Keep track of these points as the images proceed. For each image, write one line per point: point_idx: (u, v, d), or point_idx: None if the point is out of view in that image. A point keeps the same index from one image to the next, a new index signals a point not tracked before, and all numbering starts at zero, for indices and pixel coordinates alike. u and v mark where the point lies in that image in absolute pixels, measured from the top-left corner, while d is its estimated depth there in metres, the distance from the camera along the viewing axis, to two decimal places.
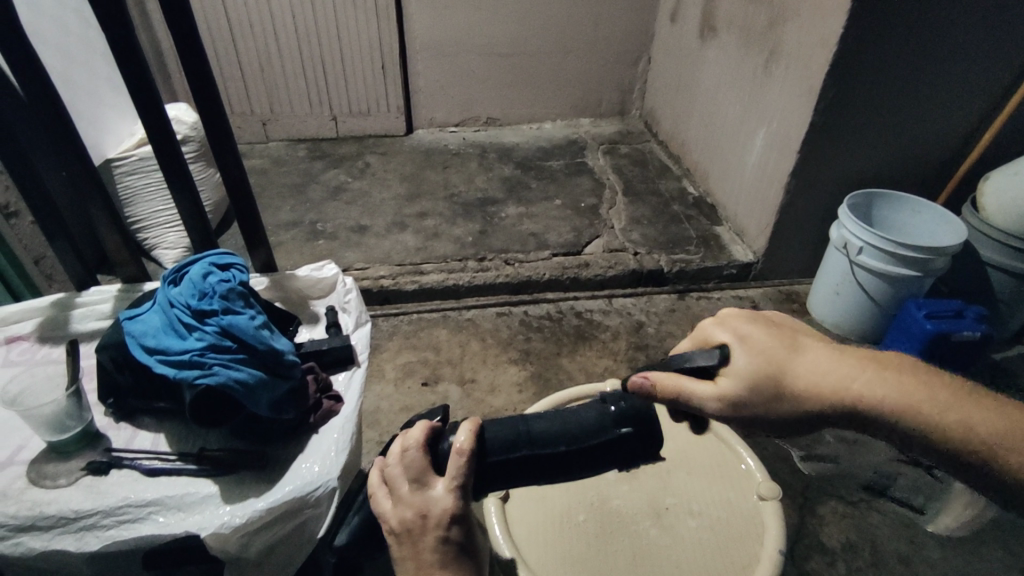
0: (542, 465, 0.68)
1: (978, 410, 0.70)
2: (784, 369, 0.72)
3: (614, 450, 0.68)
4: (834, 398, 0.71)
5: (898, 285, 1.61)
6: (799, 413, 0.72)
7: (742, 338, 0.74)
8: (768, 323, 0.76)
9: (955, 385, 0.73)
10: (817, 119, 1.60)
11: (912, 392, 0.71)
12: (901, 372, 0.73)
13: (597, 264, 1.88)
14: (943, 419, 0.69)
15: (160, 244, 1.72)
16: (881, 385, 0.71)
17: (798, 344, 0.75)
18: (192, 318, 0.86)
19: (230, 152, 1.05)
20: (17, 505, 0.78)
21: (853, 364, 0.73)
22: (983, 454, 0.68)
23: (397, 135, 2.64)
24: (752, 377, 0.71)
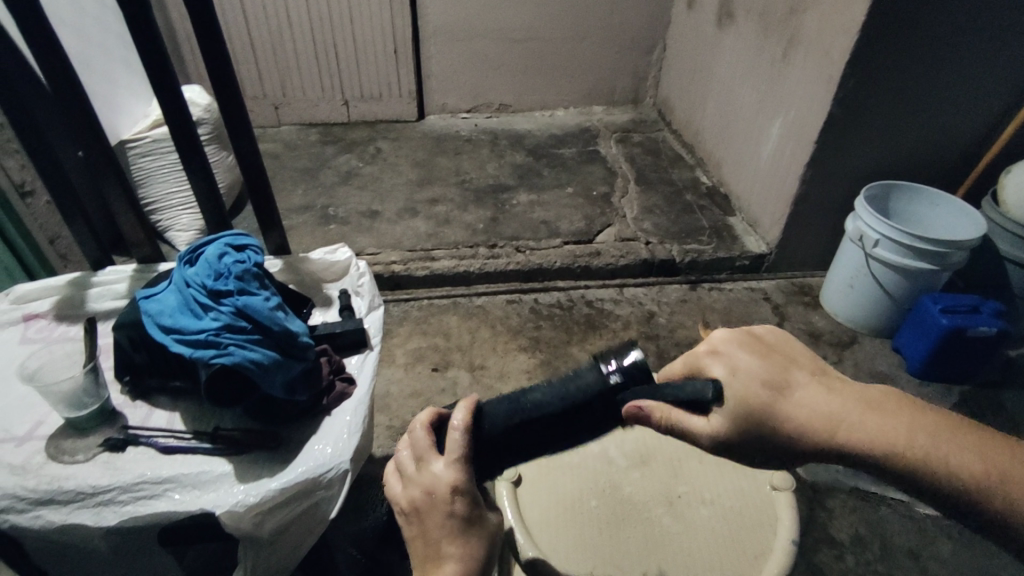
0: (548, 441, 0.66)
1: (972, 451, 0.66)
2: (775, 407, 0.67)
3: (612, 399, 0.64)
4: (822, 441, 0.67)
5: (914, 279, 1.59)
6: (785, 451, 0.69)
7: (734, 370, 0.69)
8: (759, 351, 0.71)
9: (948, 422, 0.69)
10: (836, 109, 1.58)
11: (905, 431, 0.66)
12: (894, 412, 0.69)
13: (609, 253, 1.87)
14: (936, 463, 0.65)
15: (173, 226, 1.73)
16: (881, 430, 0.67)
17: (795, 381, 0.70)
18: (207, 298, 0.87)
19: (245, 133, 1.05)
20: (37, 480, 0.79)
21: (845, 403, 0.68)
22: (981, 498, 0.64)
23: (409, 120, 2.63)
24: (742, 413, 0.66)
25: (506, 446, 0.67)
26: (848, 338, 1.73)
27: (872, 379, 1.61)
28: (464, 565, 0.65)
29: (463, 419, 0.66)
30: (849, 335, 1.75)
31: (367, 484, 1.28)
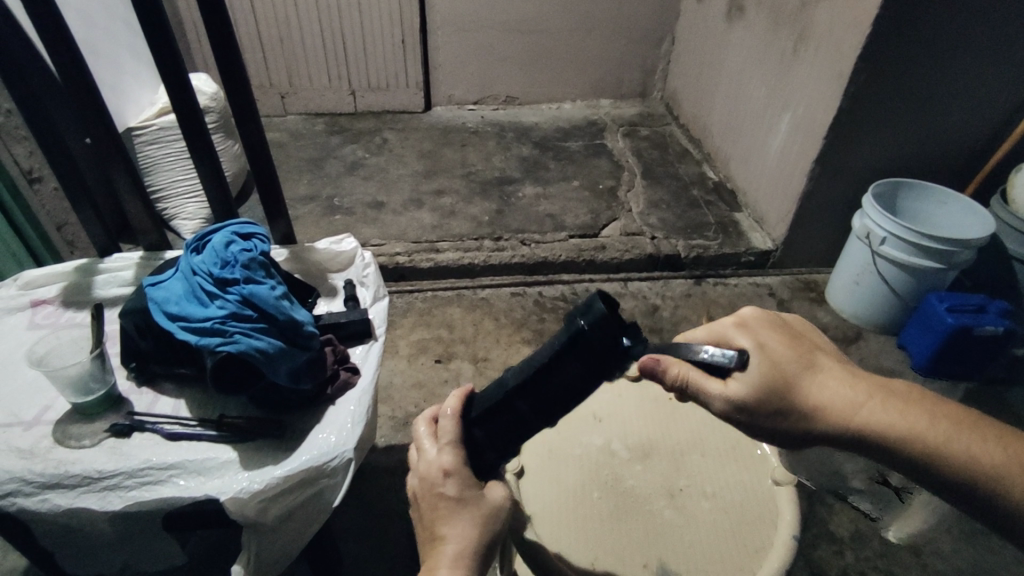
0: (556, 402, 0.63)
1: (990, 442, 0.67)
2: (796, 384, 0.70)
3: (588, 349, 0.59)
4: (841, 421, 0.69)
5: (921, 277, 1.58)
6: (803, 431, 0.71)
7: (760, 344, 0.71)
8: (787, 334, 0.74)
9: (966, 414, 0.70)
10: (846, 105, 1.57)
11: (923, 419, 0.68)
12: (913, 401, 0.70)
13: (615, 247, 1.86)
14: (954, 451, 0.67)
15: (179, 214, 1.73)
16: (901, 416, 0.69)
17: (820, 364, 0.72)
18: (213, 286, 0.87)
19: (252, 122, 1.05)
20: (44, 463, 0.80)
21: (866, 389, 0.70)
22: (996, 488, 0.66)
23: (416, 112, 2.62)
24: (762, 385, 0.68)
25: (506, 416, 0.66)
26: (853, 335, 1.73)
27: (876, 376, 1.61)
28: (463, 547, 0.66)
29: (452, 405, 0.69)
30: (854, 333, 1.75)
31: (370, 473, 1.29)
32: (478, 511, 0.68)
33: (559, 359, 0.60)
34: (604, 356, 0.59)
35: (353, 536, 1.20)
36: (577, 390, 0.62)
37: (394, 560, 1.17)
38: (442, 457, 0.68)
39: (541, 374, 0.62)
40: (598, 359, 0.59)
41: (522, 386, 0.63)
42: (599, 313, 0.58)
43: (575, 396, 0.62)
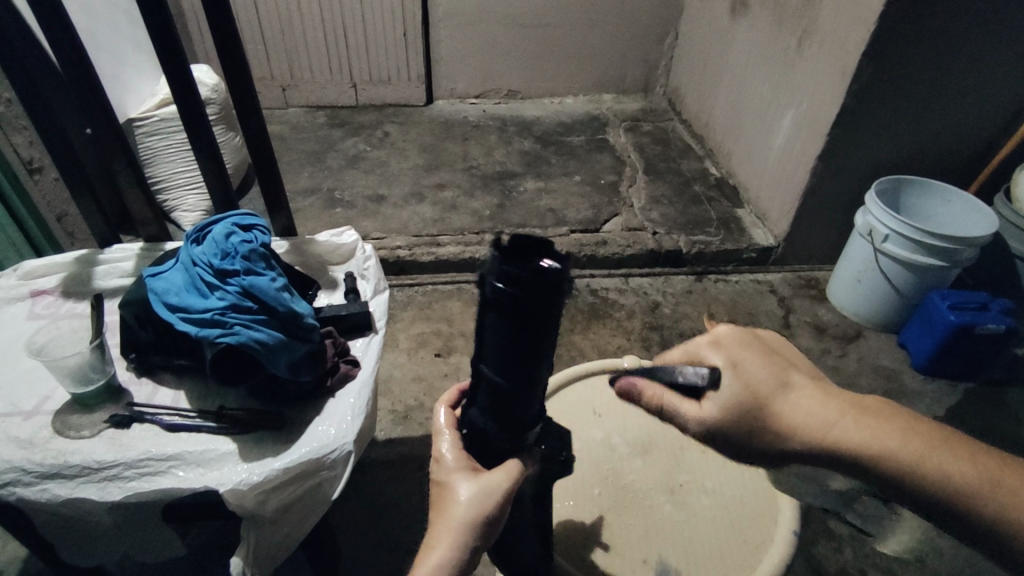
0: (528, 365, 0.56)
1: (971, 462, 0.64)
2: (771, 405, 0.67)
3: (510, 305, 0.51)
4: (818, 443, 0.66)
5: (921, 274, 1.57)
6: (774, 449, 0.69)
7: (732, 364, 0.69)
8: (761, 350, 0.71)
9: (944, 432, 0.67)
10: (850, 101, 1.56)
11: (904, 439, 0.65)
12: (891, 419, 0.67)
13: (616, 242, 1.86)
14: (931, 471, 0.63)
15: (179, 206, 1.72)
16: (874, 434, 0.65)
17: (792, 383, 0.69)
18: (213, 277, 0.87)
19: (254, 114, 1.05)
20: (43, 454, 0.80)
21: (843, 408, 0.67)
22: (977, 509, 0.63)
23: (417, 105, 2.61)
24: (735, 406, 0.67)
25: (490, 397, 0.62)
26: (854, 333, 1.73)
27: (876, 374, 1.61)
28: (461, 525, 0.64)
29: (442, 402, 0.75)
30: (854, 330, 1.74)
31: (369, 467, 1.29)
32: (471, 484, 0.65)
33: (500, 326, 0.54)
34: (535, 306, 0.51)
35: (351, 529, 1.20)
36: (539, 343, 0.55)
37: (393, 554, 1.17)
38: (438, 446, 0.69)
39: (496, 345, 0.56)
40: (534, 311, 0.51)
41: (492, 364, 0.58)
42: (504, 266, 0.50)
43: (543, 347, 0.55)
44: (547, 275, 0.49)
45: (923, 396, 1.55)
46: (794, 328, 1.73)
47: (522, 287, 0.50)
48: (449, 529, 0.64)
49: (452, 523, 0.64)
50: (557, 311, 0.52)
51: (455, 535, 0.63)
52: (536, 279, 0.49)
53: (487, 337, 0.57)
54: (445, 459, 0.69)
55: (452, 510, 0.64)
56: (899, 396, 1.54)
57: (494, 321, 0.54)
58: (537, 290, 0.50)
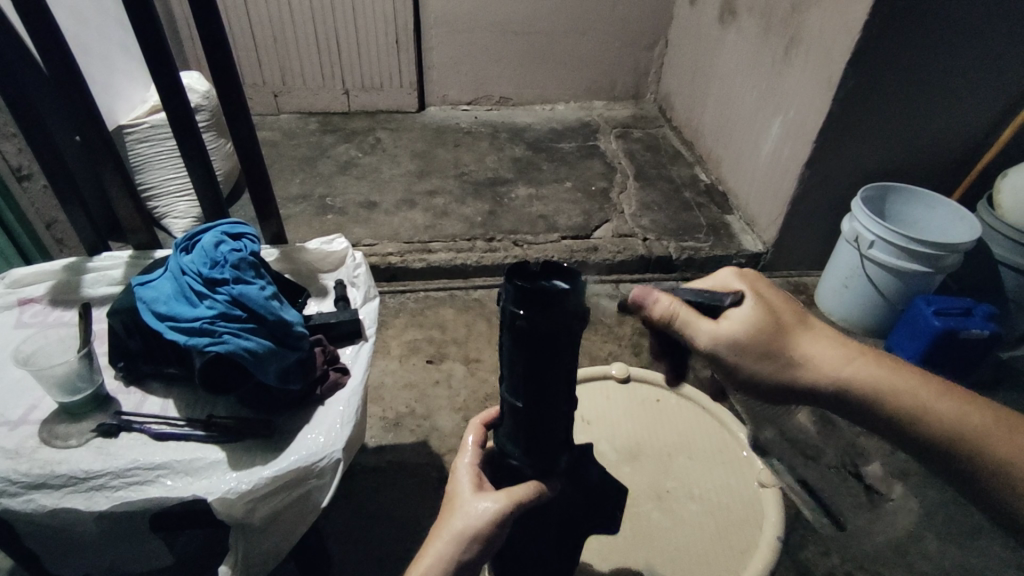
0: (554, 388, 0.56)
1: (969, 412, 0.68)
2: (783, 339, 0.72)
3: (530, 327, 0.51)
4: (822, 378, 0.72)
5: (908, 279, 1.59)
6: (786, 377, 0.73)
7: (754, 293, 0.73)
8: (784, 291, 0.76)
9: (951, 385, 0.71)
10: (835, 109, 1.58)
11: (905, 385, 0.70)
12: (897, 368, 0.72)
13: (607, 249, 1.87)
14: (933, 415, 0.68)
15: (169, 214, 1.72)
16: (884, 374, 0.71)
17: (812, 321, 0.75)
18: (202, 286, 0.87)
19: (243, 122, 1.05)
20: (30, 463, 0.79)
21: (851, 352, 0.73)
22: (960, 453, 0.67)
23: (409, 112, 2.62)
24: (750, 335, 0.71)
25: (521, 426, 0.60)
26: None
27: None
28: (457, 539, 0.64)
29: (477, 417, 0.76)
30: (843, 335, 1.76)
31: (361, 474, 1.30)
32: (467, 501, 0.65)
33: (520, 354, 0.53)
34: (554, 326, 0.51)
35: (341, 537, 1.19)
36: (561, 366, 0.55)
37: (384, 561, 1.17)
38: (456, 459, 0.71)
39: (521, 373, 0.55)
40: (553, 332, 0.51)
41: (518, 393, 0.57)
42: (516, 293, 0.50)
43: (565, 368, 0.55)
44: (560, 292, 0.50)
45: None
46: None
47: (537, 312, 0.50)
48: (445, 540, 0.64)
49: (446, 534, 0.64)
50: (572, 330, 0.52)
51: (451, 545, 0.64)
52: (551, 299, 0.49)
53: (509, 367, 0.56)
54: (460, 472, 0.70)
55: (449, 522, 0.65)
56: None
57: (513, 352, 0.54)
58: (553, 310, 0.50)
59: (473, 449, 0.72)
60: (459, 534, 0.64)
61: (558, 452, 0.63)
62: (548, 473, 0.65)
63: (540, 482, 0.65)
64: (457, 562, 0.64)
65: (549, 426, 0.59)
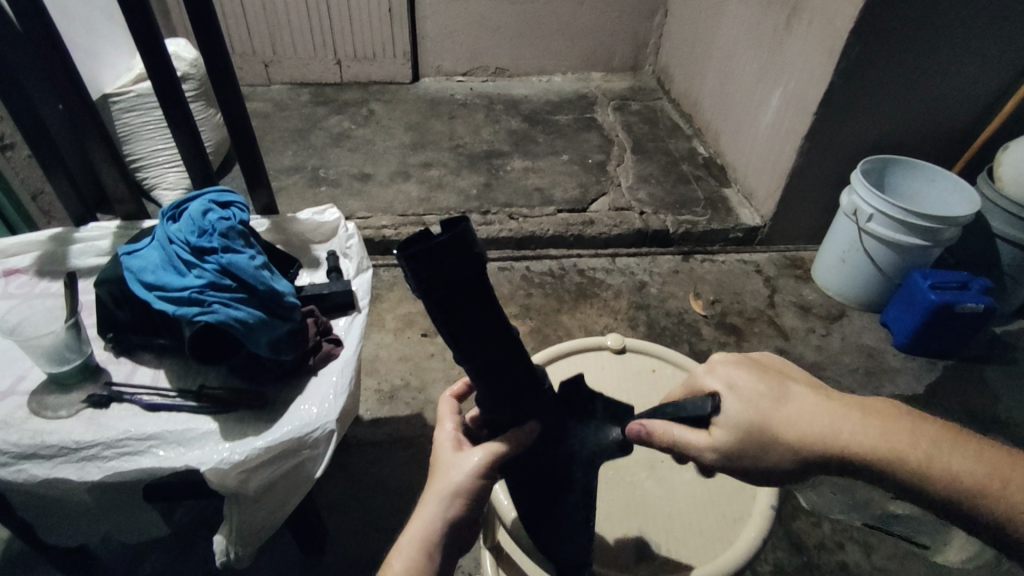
0: (493, 330, 0.56)
1: (974, 457, 0.61)
2: (773, 416, 0.63)
3: (439, 286, 0.50)
4: (826, 449, 0.62)
5: (904, 253, 1.59)
6: (788, 465, 0.63)
7: (727, 384, 0.66)
8: (757, 364, 0.68)
9: (947, 428, 0.64)
10: (836, 80, 1.55)
11: (909, 438, 0.62)
12: (891, 419, 0.64)
13: (603, 222, 1.85)
14: (937, 471, 0.61)
15: (159, 184, 1.70)
16: (883, 435, 0.62)
17: (794, 391, 0.66)
18: (191, 255, 0.86)
19: (232, 91, 1.02)
20: (19, 434, 0.78)
21: (846, 412, 0.63)
22: (982, 503, 0.60)
23: (403, 83, 2.57)
24: (742, 429, 0.63)
25: (489, 380, 0.61)
26: (837, 313, 1.75)
27: (858, 353, 1.63)
28: (442, 498, 0.63)
29: (447, 389, 0.78)
30: (839, 310, 1.76)
31: (355, 446, 1.30)
32: (445, 460, 0.66)
33: (449, 311, 0.53)
34: (468, 269, 0.50)
35: (337, 508, 1.20)
36: (487, 302, 0.55)
37: (380, 531, 1.17)
38: (437, 424, 0.71)
39: (458, 329, 0.54)
40: (471, 274, 0.51)
41: (463, 352, 0.57)
42: (410, 265, 0.49)
43: (495, 304, 0.55)
44: (456, 233, 0.49)
45: (904, 373, 1.58)
46: (780, 308, 1.75)
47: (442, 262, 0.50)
48: (431, 499, 0.64)
49: (430, 494, 0.64)
50: (475, 267, 0.51)
51: (437, 503, 0.63)
52: (452, 242, 0.49)
53: (444, 330, 0.55)
54: (440, 435, 0.70)
55: (432, 482, 0.65)
56: (880, 374, 1.58)
57: (440, 316, 0.53)
58: (459, 252, 0.50)
59: (450, 413, 0.73)
60: (443, 491, 0.63)
61: (524, 386, 0.63)
62: (524, 411, 0.65)
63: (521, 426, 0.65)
64: (451, 523, 0.63)
65: (508, 364, 0.60)
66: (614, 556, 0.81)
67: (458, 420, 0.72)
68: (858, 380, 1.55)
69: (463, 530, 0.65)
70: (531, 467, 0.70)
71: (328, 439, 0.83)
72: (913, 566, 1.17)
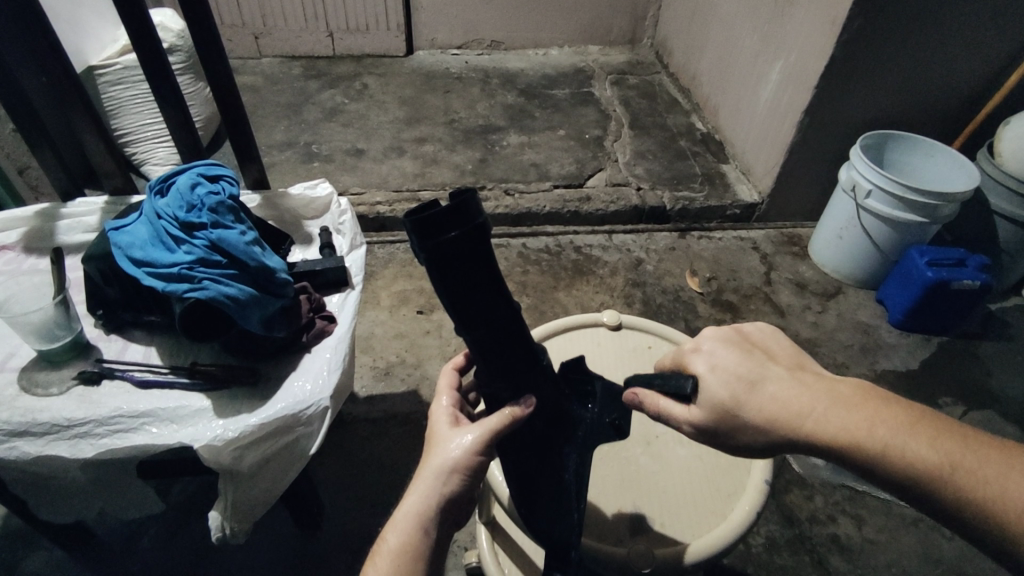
0: (492, 305, 0.57)
1: (941, 447, 0.56)
2: (746, 398, 0.62)
3: (443, 256, 0.52)
4: (788, 429, 0.60)
5: (902, 229, 1.58)
6: (760, 445, 0.63)
7: (710, 362, 0.65)
8: (745, 345, 0.66)
9: (917, 411, 0.58)
10: (837, 54, 1.52)
11: (869, 422, 0.57)
12: (859, 402, 0.59)
13: (599, 198, 1.84)
14: (901, 461, 0.56)
15: (148, 160, 1.66)
16: (846, 423, 0.58)
17: (771, 373, 0.63)
18: (179, 231, 0.84)
19: (219, 63, 0.99)
20: (11, 411, 0.78)
21: (814, 396, 0.60)
22: (931, 490, 0.55)
23: (397, 56, 2.52)
24: (716, 410, 0.63)
25: (491, 357, 0.61)
26: (833, 290, 1.75)
27: (853, 330, 1.63)
28: (441, 472, 0.62)
29: (448, 362, 0.76)
30: (835, 287, 1.76)
31: (351, 423, 1.30)
32: (444, 437, 0.65)
33: (445, 283, 0.54)
34: (467, 240, 0.52)
35: (333, 484, 1.20)
36: (494, 277, 0.56)
37: (377, 507, 1.18)
38: (434, 399, 0.71)
39: (461, 303, 0.56)
40: (470, 246, 0.52)
41: (466, 327, 0.58)
42: (414, 235, 0.50)
43: (496, 281, 0.56)
44: (456, 203, 0.51)
45: (899, 350, 1.58)
46: (777, 285, 1.74)
47: (444, 234, 0.51)
48: (428, 475, 0.63)
49: (428, 469, 0.63)
50: (480, 237, 0.52)
51: (434, 479, 0.62)
52: (451, 211, 0.50)
53: (443, 302, 0.56)
54: (438, 411, 0.70)
55: (431, 457, 0.64)
56: (876, 350, 1.58)
57: (443, 290, 0.55)
58: (458, 222, 0.51)
59: (449, 389, 0.73)
60: (441, 466, 0.62)
61: (524, 362, 0.64)
62: (522, 386, 0.65)
63: (518, 399, 0.65)
64: (448, 498, 0.62)
65: (509, 340, 0.61)
66: (610, 530, 0.82)
67: (455, 396, 0.72)
68: (853, 357, 1.56)
69: (460, 504, 0.64)
70: (529, 441, 0.69)
71: (323, 419, 0.83)
72: (903, 538, 1.19)
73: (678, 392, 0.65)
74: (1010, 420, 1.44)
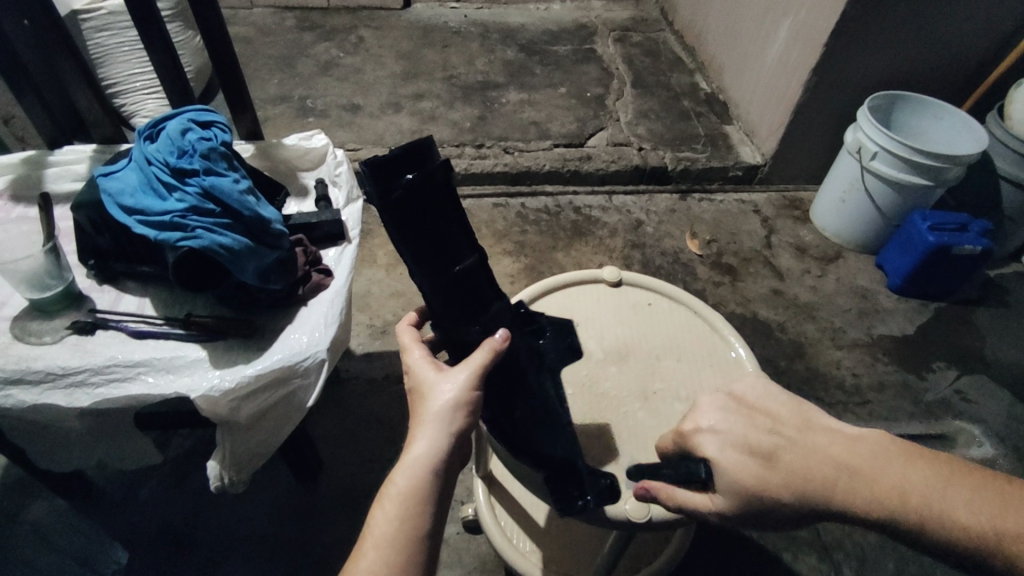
0: (452, 244, 0.63)
1: (974, 503, 0.53)
2: (767, 472, 0.57)
3: (404, 199, 0.58)
4: (824, 502, 0.55)
5: (907, 192, 1.55)
6: (787, 521, 0.57)
7: (717, 440, 0.61)
8: (745, 409, 0.63)
9: (943, 466, 0.56)
10: (850, 11, 1.47)
11: (900, 488, 0.54)
12: (878, 461, 0.56)
13: (599, 158, 1.80)
14: (940, 525, 0.52)
15: (139, 111, 1.59)
16: (873, 491, 0.54)
17: (781, 439, 0.59)
18: (170, 177, 0.82)
19: (208, 7, 0.95)
20: (5, 359, 0.77)
21: (834, 463, 0.56)
22: (981, 559, 0.52)
23: (394, 9, 2.43)
24: (737, 489, 0.57)
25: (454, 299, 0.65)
26: (833, 255, 1.74)
27: (852, 294, 1.63)
28: (444, 415, 0.62)
29: (403, 319, 0.75)
30: (835, 251, 1.75)
31: (348, 379, 1.30)
32: (435, 384, 0.64)
33: (402, 226, 0.59)
34: (427, 177, 0.58)
35: (331, 439, 1.21)
36: (451, 222, 0.62)
37: (375, 461, 1.19)
38: (407, 354, 0.69)
39: (418, 247, 0.61)
40: (429, 185, 0.59)
41: (425, 272, 0.62)
42: (373, 179, 0.56)
43: (453, 224, 0.62)
44: (412, 146, 0.58)
45: (895, 314, 1.59)
46: (777, 249, 1.73)
47: (401, 177, 0.57)
48: (434, 420, 0.62)
49: (430, 416, 0.62)
50: (438, 180, 0.59)
51: (440, 423, 0.62)
52: (408, 154, 0.57)
53: (400, 246, 0.60)
54: (415, 363, 0.68)
55: (430, 403, 0.63)
56: (873, 314, 1.58)
57: (401, 235, 0.59)
58: (414, 165, 0.58)
59: (416, 343, 0.71)
60: (444, 411, 0.62)
61: (487, 298, 0.67)
62: (490, 323, 0.67)
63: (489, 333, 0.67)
64: (456, 437, 0.62)
65: (469, 285, 0.65)
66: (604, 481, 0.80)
67: (422, 350, 0.70)
68: (850, 321, 1.56)
69: (466, 444, 0.64)
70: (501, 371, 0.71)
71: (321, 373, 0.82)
72: None
73: (693, 480, 0.61)
74: (1001, 384, 1.45)
